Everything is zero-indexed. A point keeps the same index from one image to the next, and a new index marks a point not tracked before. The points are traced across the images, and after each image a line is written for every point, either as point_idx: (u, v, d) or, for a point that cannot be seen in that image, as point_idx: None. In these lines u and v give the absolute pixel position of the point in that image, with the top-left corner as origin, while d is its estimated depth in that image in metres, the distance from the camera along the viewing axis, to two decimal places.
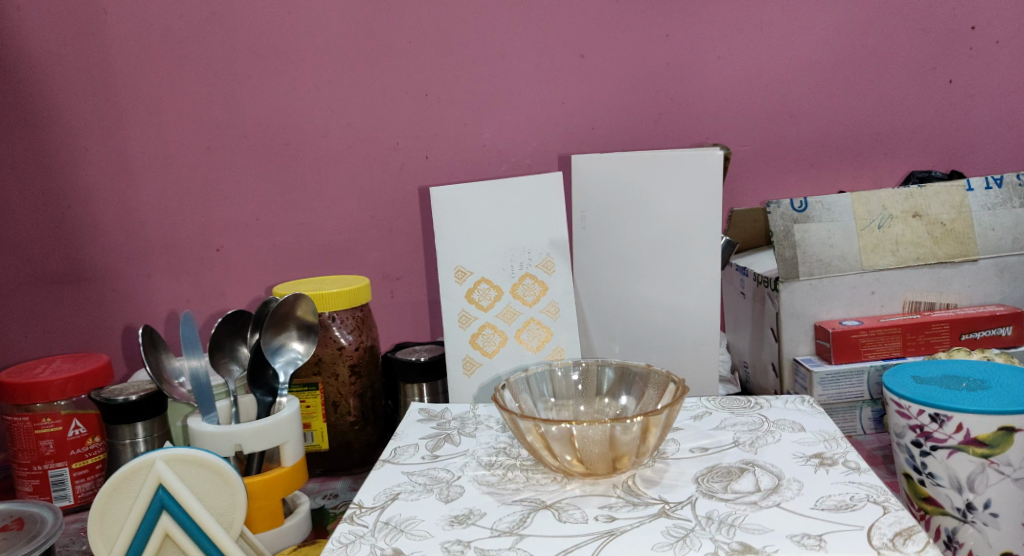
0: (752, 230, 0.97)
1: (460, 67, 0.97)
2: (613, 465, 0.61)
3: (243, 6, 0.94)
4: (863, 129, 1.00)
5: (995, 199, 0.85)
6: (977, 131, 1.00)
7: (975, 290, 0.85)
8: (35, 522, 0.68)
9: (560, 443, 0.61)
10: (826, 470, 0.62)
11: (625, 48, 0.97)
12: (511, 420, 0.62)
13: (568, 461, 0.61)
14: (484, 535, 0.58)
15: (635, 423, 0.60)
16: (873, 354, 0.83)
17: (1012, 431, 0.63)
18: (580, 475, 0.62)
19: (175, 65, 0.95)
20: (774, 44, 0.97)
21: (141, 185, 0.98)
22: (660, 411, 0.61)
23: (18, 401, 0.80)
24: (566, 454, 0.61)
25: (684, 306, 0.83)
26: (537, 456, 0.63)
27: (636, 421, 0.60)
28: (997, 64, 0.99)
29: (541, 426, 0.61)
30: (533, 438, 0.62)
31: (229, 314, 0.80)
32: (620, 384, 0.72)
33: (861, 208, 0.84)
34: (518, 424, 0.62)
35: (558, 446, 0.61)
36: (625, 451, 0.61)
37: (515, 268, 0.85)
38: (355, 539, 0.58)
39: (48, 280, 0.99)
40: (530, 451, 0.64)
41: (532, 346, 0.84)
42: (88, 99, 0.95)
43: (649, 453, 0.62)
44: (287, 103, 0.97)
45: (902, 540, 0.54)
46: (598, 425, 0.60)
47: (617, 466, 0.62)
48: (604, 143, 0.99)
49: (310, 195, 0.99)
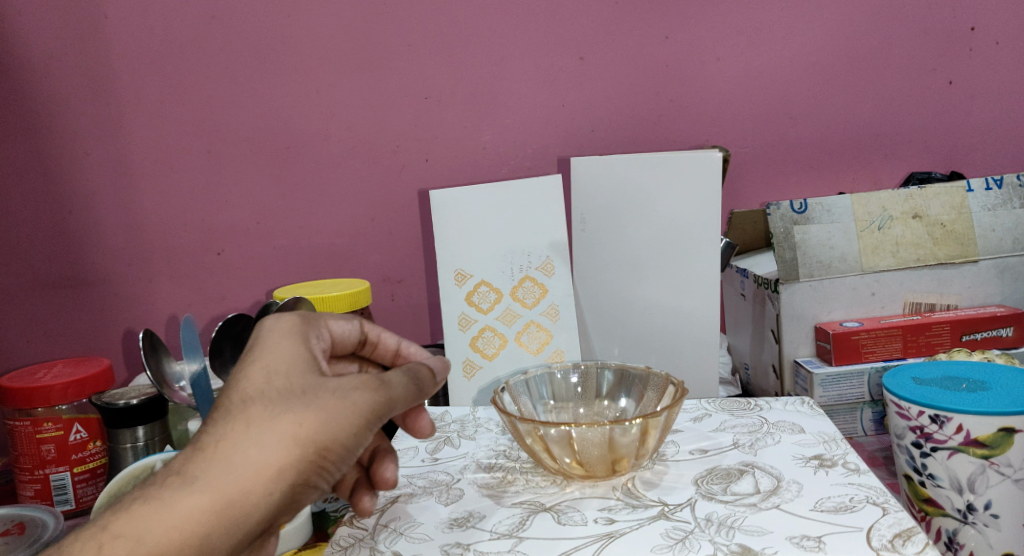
0: (752, 231, 0.97)
1: (460, 70, 0.97)
2: (613, 467, 0.61)
3: (244, 10, 0.95)
4: (863, 130, 1.00)
5: (995, 199, 0.84)
6: (977, 132, 1.00)
7: (976, 291, 0.85)
8: (35, 526, 0.69)
9: (560, 445, 0.61)
10: (826, 471, 0.62)
11: (624, 50, 0.97)
12: (510, 422, 0.63)
13: (569, 464, 0.61)
14: (483, 538, 0.58)
15: (634, 425, 0.60)
16: (873, 356, 0.82)
17: (1012, 432, 0.63)
18: (580, 477, 0.62)
19: (176, 70, 0.96)
20: (773, 46, 0.97)
21: (142, 189, 0.98)
22: (659, 412, 0.60)
23: (19, 406, 0.80)
24: (566, 457, 0.61)
25: (684, 309, 0.83)
26: (537, 459, 0.63)
27: (635, 423, 0.60)
28: (997, 64, 0.99)
29: (541, 429, 0.61)
30: (533, 441, 0.62)
31: (230, 317, 0.82)
32: (619, 386, 0.72)
33: (861, 210, 0.84)
34: (518, 429, 0.62)
35: (558, 449, 0.61)
36: (624, 453, 0.61)
37: (515, 271, 0.85)
38: (354, 542, 0.58)
39: (49, 284, 0.99)
40: (530, 454, 0.64)
41: (531, 349, 0.85)
42: (90, 105, 0.96)
43: (648, 455, 0.62)
44: (287, 107, 0.97)
45: (901, 541, 0.54)
46: (597, 428, 0.60)
47: (617, 469, 0.62)
48: (603, 145, 0.99)
49: (310, 198, 0.99)
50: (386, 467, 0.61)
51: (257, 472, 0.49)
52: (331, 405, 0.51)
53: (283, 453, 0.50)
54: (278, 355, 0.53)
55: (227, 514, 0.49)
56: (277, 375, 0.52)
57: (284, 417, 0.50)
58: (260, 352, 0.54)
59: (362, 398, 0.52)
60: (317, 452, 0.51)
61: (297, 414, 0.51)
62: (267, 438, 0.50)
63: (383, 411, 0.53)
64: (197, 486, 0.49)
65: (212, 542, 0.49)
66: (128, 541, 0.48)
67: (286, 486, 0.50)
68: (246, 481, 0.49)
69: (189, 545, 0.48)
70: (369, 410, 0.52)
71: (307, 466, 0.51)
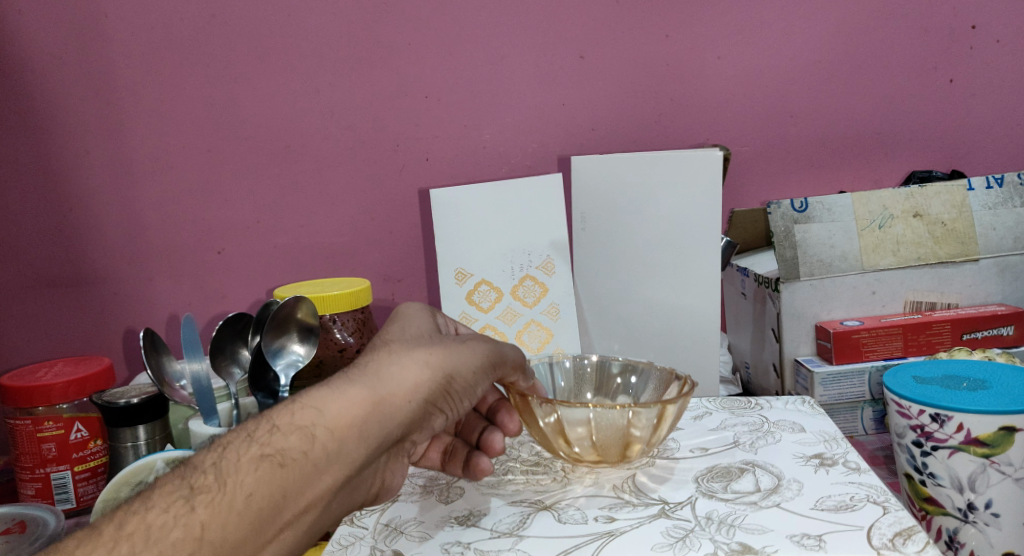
0: (752, 230, 0.97)
1: (460, 69, 0.97)
2: (625, 453, 0.61)
3: (245, 9, 0.94)
4: (863, 128, 0.99)
5: (996, 198, 0.84)
6: (977, 131, 1.00)
7: (976, 290, 0.85)
8: (36, 525, 0.69)
9: (576, 427, 0.61)
10: (826, 470, 0.62)
11: (624, 49, 0.97)
12: (531, 401, 0.63)
13: (582, 447, 0.62)
14: (483, 536, 0.58)
15: (652, 410, 0.60)
16: (874, 355, 0.82)
17: (1012, 431, 0.63)
18: (591, 462, 0.63)
19: (176, 69, 0.95)
20: (774, 45, 0.97)
21: (142, 188, 0.98)
22: (675, 400, 0.60)
23: (19, 405, 0.80)
24: (581, 440, 0.62)
25: (685, 308, 0.83)
26: (551, 443, 0.64)
27: (653, 408, 0.59)
28: (997, 62, 0.98)
29: (558, 409, 0.61)
30: (550, 421, 0.62)
31: (229, 316, 0.83)
32: (625, 375, 0.72)
33: (862, 208, 0.84)
34: (534, 410, 0.63)
35: (574, 430, 0.61)
36: (637, 438, 0.61)
37: (516, 270, 0.85)
38: (355, 541, 0.59)
39: (50, 283, 0.99)
40: (540, 436, 0.64)
41: (532, 348, 0.85)
42: (90, 104, 0.96)
43: (657, 440, 0.62)
44: (288, 106, 0.97)
45: (902, 540, 0.54)
46: (617, 410, 0.59)
47: (628, 454, 0.62)
48: (604, 144, 0.99)
49: (309, 197, 0.99)
50: (495, 435, 0.64)
51: (398, 384, 0.56)
52: (456, 346, 0.59)
53: (418, 374, 0.57)
54: (413, 318, 0.63)
55: (384, 406, 0.55)
56: (412, 328, 0.61)
57: (424, 346, 0.58)
58: (402, 317, 0.63)
59: (482, 345, 0.61)
60: (451, 376, 0.58)
61: (434, 346, 0.59)
62: (416, 355, 0.57)
63: (495, 362, 0.61)
64: (363, 380, 0.55)
65: (369, 431, 0.54)
66: (312, 412, 0.54)
67: (427, 397, 0.57)
68: (396, 388, 0.56)
69: (357, 426, 0.54)
70: (486, 354, 0.61)
71: (439, 388, 0.58)
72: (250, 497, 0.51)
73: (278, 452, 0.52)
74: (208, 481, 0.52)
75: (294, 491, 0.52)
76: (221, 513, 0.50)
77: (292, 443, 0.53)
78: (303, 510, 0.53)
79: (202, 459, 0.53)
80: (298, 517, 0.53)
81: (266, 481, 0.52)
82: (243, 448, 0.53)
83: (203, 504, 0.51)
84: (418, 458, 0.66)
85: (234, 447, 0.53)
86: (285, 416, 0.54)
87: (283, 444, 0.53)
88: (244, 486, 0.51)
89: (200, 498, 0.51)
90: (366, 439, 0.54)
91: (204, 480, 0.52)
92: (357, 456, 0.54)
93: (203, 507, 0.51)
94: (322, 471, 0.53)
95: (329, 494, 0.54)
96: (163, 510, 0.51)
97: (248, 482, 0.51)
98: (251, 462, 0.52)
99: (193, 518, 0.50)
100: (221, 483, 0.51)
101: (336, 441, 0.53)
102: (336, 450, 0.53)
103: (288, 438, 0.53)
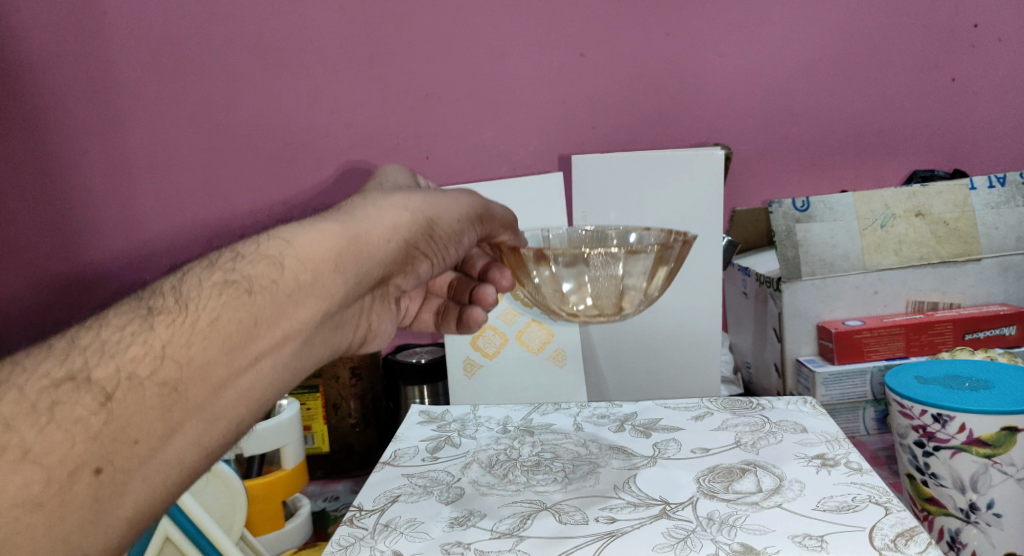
0: (754, 229, 0.97)
1: (460, 68, 0.97)
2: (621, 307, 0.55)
3: (244, 8, 0.94)
4: (865, 128, 0.99)
5: (998, 198, 0.83)
6: (980, 130, 0.99)
7: (979, 290, 0.85)
8: None
9: (570, 281, 0.54)
10: (828, 471, 0.62)
11: (624, 48, 0.97)
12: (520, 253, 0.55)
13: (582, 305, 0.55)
14: (484, 537, 0.57)
15: (647, 257, 0.53)
16: (876, 354, 0.82)
17: (1014, 431, 0.63)
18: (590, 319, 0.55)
19: (175, 68, 0.96)
20: (774, 44, 0.97)
21: (142, 187, 0.98)
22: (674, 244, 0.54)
23: None
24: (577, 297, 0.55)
25: (686, 307, 0.83)
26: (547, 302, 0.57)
27: (648, 252, 0.53)
28: (999, 60, 0.98)
29: (552, 263, 0.54)
30: (542, 277, 0.55)
31: None
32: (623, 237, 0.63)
33: (863, 208, 0.83)
34: (527, 266, 0.56)
35: (568, 285, 0.54)
36: (631, 287, 0.54)
37: None
38: (355, 541, 0.58)
39: (51, 282, 1.00)
40: (534, 294, 0.58)
41: (533, 347, 0.84)
42: (90, 104, 0.96)
43: (652, 294, 0.56)
44: (287, 105, 0.97)
45: (904, 541, 0.53)
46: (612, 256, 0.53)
47: (623, 308, 0.55)
48: (606, 143, 0.99)
49: (310, 197, 0.99)
50: (487, 287, 0.65)
51: (378, 221, 0.50)
52: (439, 194, 0.54)
53: (398, 214, 0.51)
54: (390, 177, 0.57)
55: (361, 243, 0.48)
56: None
57: (403, 192, 0.52)
58: (379, 175, 0.58)
59: (466, 195, 0.56)
60: (433, 220, 0.52)
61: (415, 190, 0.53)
62: (395, 195, 0.51)
63: (483, 214, 0.57)
64: (337, 217, 0.49)
65: (346, 264, 0.47)
66: (280, 241, 0.46)
67: (408, 240, 0.51)
68: (375, 225, 0.49)
69: (331, 258, 0.47)
70: (471, 206, 0.56)
71: (419, 232, 0.52)
72: (216, 321, 0.42)
73: (246, 278, 0.44)
74: (168, 304, 0.43)
75: (267, 319, 0.44)
76: (184, 334, 0.42)
77: (260, 270, 0.45)
78: (276, 345, 0.44)
79: (161, 285, 0.44)
80: (275, 349, 0.44)
81: (234, 306, 0.43)
82: (205, 273, 0.45)
83: (162, 325, 0.42)
84: (410, 321, 0.67)
85: (195, 273, 0.45)
86: (251, 244, 0.46)
87: (250, 270, 0.45)
88: (209, 309, 0.43)
89: (158, 320, 0.42)
90: (343, 273, 0.47)
91: (162, 302, 0.43)
92: (333, 292, 0.47)
93: (165, 326, 0.42)
94: (299, 302, 0.45)
95: (306, 329, 0.46)
96: (118, 329, 0.42)
97: (213, 306, 0.43)
98: (214, 286, 0.43)
99: (152, 338, 0.41)
100: (182, 306, 0.43)
101: (310, 272, 0.46)
102: (310, 282, 0.46)
103: (255, 264, 0.45)
